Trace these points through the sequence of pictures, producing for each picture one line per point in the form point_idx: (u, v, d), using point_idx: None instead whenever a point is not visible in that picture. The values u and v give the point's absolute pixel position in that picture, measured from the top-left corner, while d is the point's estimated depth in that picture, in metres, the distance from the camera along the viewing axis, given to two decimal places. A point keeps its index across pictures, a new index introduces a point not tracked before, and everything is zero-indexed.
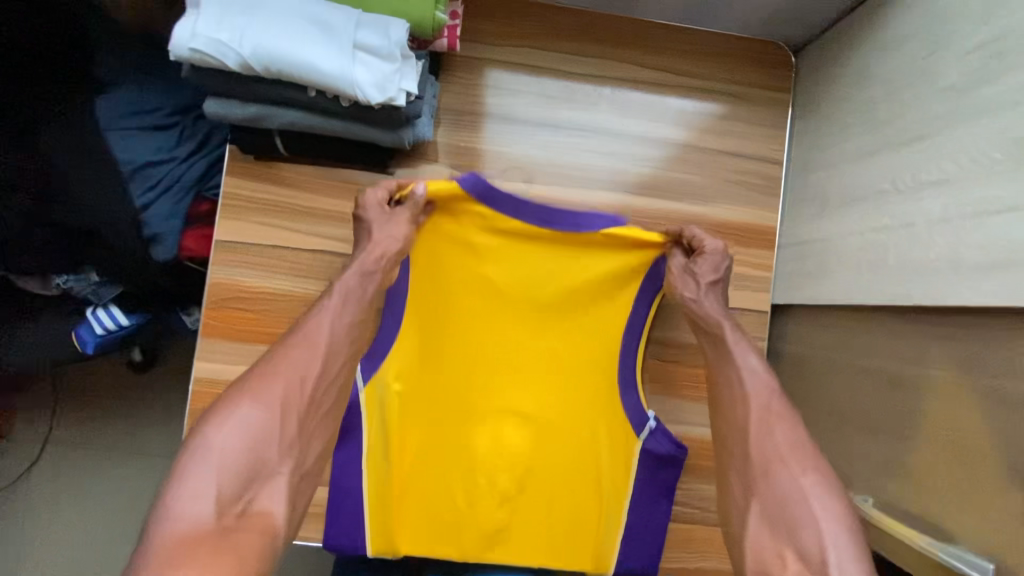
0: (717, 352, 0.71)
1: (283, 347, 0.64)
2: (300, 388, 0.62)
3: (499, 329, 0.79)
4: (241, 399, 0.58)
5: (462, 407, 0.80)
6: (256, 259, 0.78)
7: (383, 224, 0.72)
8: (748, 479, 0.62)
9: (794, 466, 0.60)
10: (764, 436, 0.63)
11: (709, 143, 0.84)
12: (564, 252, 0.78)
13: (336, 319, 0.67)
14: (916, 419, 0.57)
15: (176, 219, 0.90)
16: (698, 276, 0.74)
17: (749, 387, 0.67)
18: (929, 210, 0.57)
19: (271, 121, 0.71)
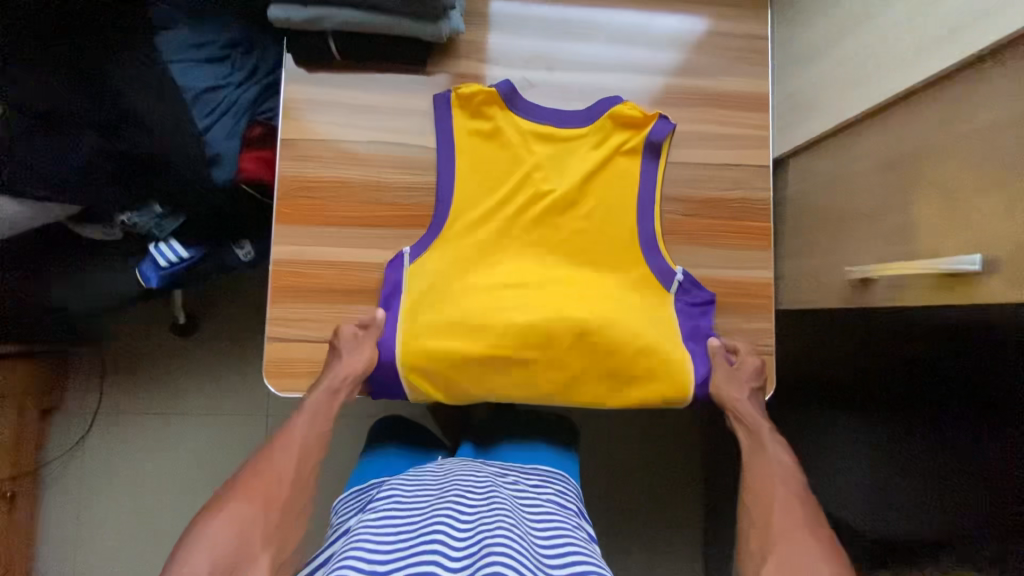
0: (752, 441, 0.83)
1: (266, 454, 0.75)
2: (282, 470, 0.72)
3: (533, 213, 0.89)
4: (236, 495, 0.69)
5: (502, 279, 0.87)
6: (319, 154, 0.88)
7: (352, 351, 0.83)
8: (766, 535, 0.70)
9: (811, 540, 0.68)
10: (784, 514, 0.72)
11: (703, 26, 0.96)
12: (577, 143, 0.92)
13: (307, 431, 0.77)
14: (910, 185, 0.68)
15: (234, 140, 1.00)
16: (745, 381, 0.87)
17: (783, 476, 0.78)
18: (897, 17, 0.69)
19: (328, 20, 0.82)
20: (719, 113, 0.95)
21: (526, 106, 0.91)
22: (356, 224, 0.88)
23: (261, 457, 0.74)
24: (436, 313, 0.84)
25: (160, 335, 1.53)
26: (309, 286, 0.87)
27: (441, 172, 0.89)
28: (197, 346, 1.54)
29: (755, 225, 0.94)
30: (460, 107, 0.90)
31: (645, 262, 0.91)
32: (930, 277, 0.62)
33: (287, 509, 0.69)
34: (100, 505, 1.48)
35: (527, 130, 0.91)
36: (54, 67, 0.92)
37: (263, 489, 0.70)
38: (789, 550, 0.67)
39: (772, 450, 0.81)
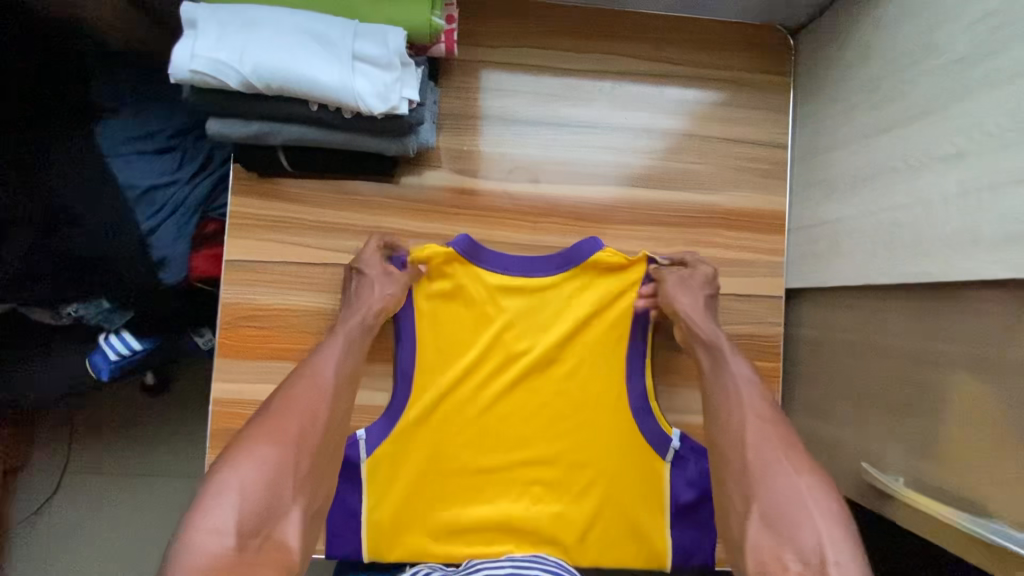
0: (712, 357, 0.73)
1: (290, 385, 0.64)
2: (307, 405, 0.62)
3: (504, 382, 0.80)
4: (251, 437, 0.57)
5: (469, 444, 0.79)
6: (267, 276, 0.78)
7: (381, 282, 0.75)
8: (745, 483, 0.60)
9: (792, 469, 0.59)
10: (759, 453, 0.62)
11: (712, 130, 0.84)
12: (554, 292, 0.81)
13: (341, 360, 0.68)
14: (948, 395, 0.57)
15: (183, 241, 0.89)
16: (696, 287, 0.77)
17: (740, 387, 0.69)
18: (943, 186, 0.57)
19: (273, 137, 0.71)
20: (727, 234, 0.83)
21: (495, 259, 0.79)
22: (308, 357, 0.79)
23: (283, 385, 0.63)
24: (391, 492, 0.78)
25: (99, 412, 1.26)
26: None
27: (404, 338, 0.79)
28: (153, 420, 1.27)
29: (760, 364, 0.82)
30: (419, 268, 0.78)
31: (632, 430, 0.81)
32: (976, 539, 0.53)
33: (317, 461, 0.60)
34: None
35: (498, 286, 0.80)
36: None
37: (298, 418, 0.60)
38: (776, 491, 0.58)
39: (734, 365, 0.71)
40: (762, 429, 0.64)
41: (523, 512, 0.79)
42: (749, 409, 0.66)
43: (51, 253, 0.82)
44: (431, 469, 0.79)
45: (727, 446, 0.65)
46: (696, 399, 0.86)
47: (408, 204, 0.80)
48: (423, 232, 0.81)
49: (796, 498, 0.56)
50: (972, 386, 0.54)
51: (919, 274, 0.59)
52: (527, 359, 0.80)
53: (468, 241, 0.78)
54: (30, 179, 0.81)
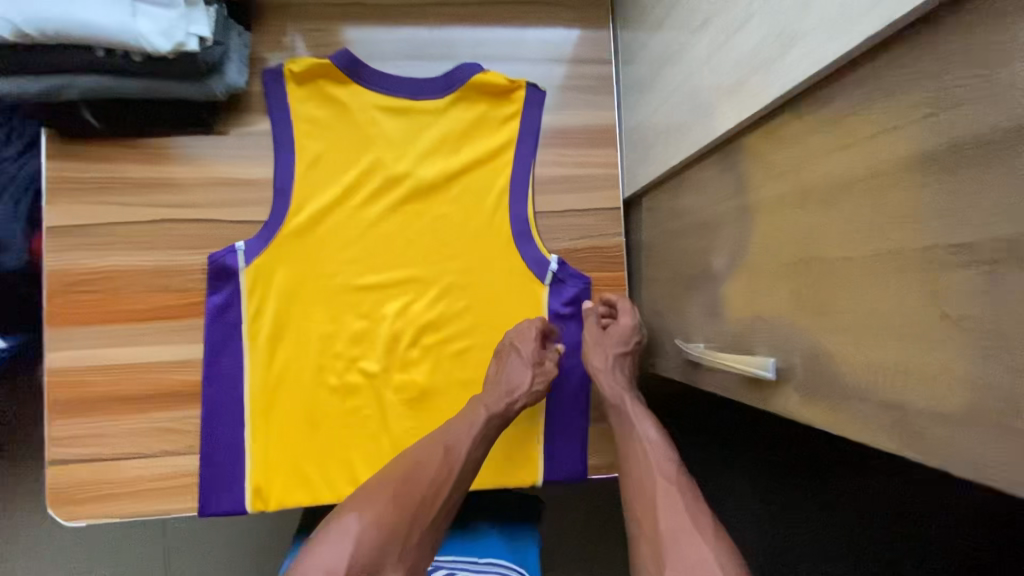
0: (622, 421, 0.72)
1: (421, 453, 0.67)
2: (428, 474, 0.65)
3: (386, 219, 0.81)
4: (377, 491, 0.63)
5: (354, 295, 0.80)
6: (93, 240, 0.76)
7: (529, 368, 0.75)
8: (654, 544, 0.59)
9: (704, 531, 0.58)
10: (667, 502, 0.62)
11: (536, 54, 0.86)
12: (429, 138, 0.82)
13: (472, 447, 0.68)
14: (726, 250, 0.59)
15: (17, 222, 0.84)
16: (609, 347, 0.77)
17: (648, 454, 0.67)
18: (701, 53, 0.59)
19: (67, 91, 0.69)
20: (561, 152, 0.85)
21: (373, 78, 0.81)
22: (147, 316, 0.77)
23: (416, 452, 0.67)
24: (275, 349, 0.78)
25: None
26: (95, 394, 0.75)
27: (280, 154, 0.80)
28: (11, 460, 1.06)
29: (607, 275, 0.84)
30: (297, 85, 0.80)
31: (516, 259, 0.83)
32: (745, 377, 0.54)
33: (425, 516, 0.63)
34: None
35: (380, 108, 0.81)
36: None
37: (425, 474, 0.65)
38: (680, 556, 0.57)
39: (646, 435, 0.69)
40: (671, 496, 0.62)
41: (406, 350, 0.80)
42: (658, 473, 0.65)
43: None
44: (315, 331, 0.78)
45: (640, 477, 0.66)
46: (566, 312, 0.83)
47: (234, 153, 0.80)
48: (254, 179, 0.80)
49: (691, 517, 0.59)
50: (751, 228, 0.54)
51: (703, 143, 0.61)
52: (405, 193, 0.82)
53: (346, 55, 0.79)
54: None
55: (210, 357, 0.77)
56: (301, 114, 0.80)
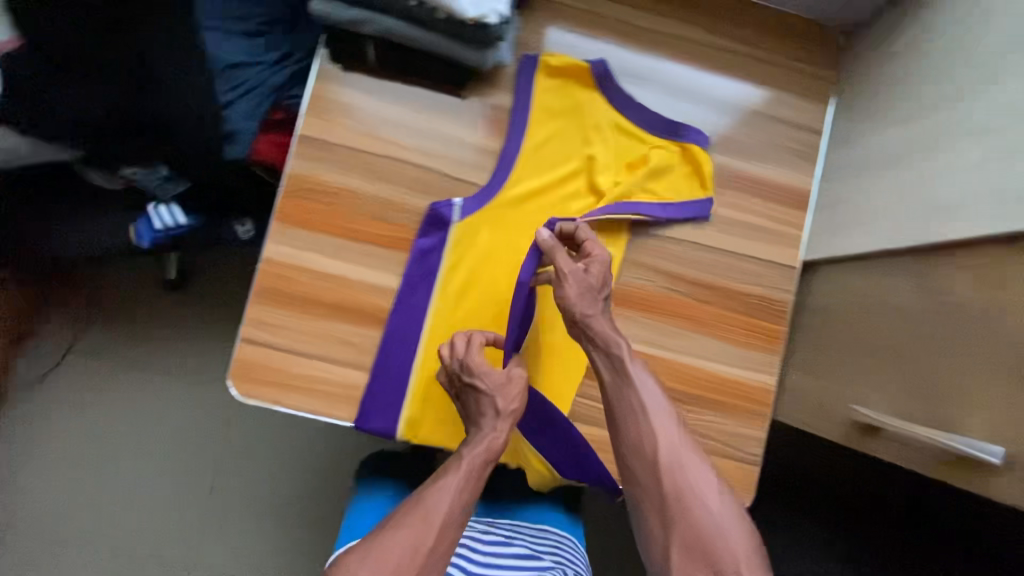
0: (615, 374, 0.73)
1: (401, 518, 0.66)
2: (415, 529, 0.65)
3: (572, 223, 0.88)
4: (378, 541, 0.65)
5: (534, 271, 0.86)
6: (334, 157, 0.84)
7: (500, 392, 0.76)
8: (659, 503, 0.67)
9: (710, 500, 0.66)
10: (676, 471, 0.67)
11: (758, 107, 0.91)
12: (640, 154, 0.89)
13: (456, 496, 0.68)
14: (932, 336, 0.66)
15: (253, 121, 0.95)
16: (597, 293, 0.75)
17: (650, 414, 0.70)
18: (965, 160, 0.66)
19: (368, 26, 0.77)
20: (757, 202, 0.90)
21: (614, 93, 0.88)
22: (360, 238, 0.84)
23: (398, 516, 0.67)
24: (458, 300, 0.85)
25: (148, 294, 1.54)
26: (296, 291, 0.82)
27: (511, 132, 0.86)
28: (182, 305, 1.55)
29: (770, 325, 0.88)
30: (547, 76, 0.88)
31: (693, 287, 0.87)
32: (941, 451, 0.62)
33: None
34: (61, 460, 1.52)
35: (606, 121, 0.89)
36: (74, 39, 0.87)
37: (413, 532, 0.65)
38: (688, 527, 0.66)
39: (643, 386, 0.71)
40: (675, 455, 0.68)
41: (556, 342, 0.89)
42: (660, 436, 0.69)
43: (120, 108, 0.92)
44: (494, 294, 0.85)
45: (640, 431, 0.69)
46: (723, 348, 0.87)
47: (471, 117, 0.87)
48: (482, 146, 0.87)
49: (702, 482, 0.67)
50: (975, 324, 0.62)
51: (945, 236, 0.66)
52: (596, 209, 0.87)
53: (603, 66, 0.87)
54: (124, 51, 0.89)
55: (405, 289, 0.84)
56: (540, 102, 0.87)
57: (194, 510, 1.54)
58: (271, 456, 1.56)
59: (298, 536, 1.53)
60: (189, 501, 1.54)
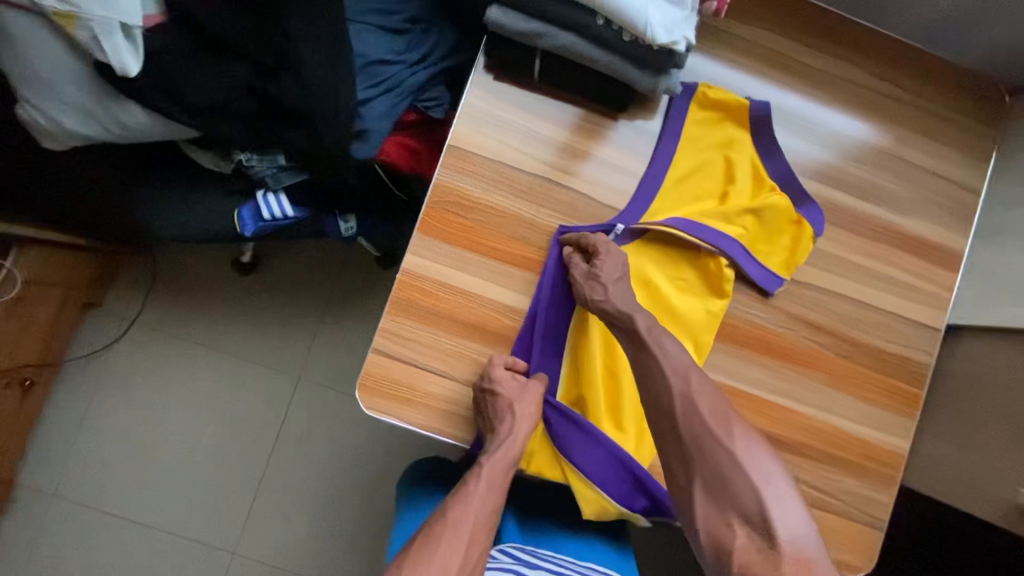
0: (635, 344, 0.71)
1: (433, 532, 0.69)
2: (458, 548, 0.68)
3: (672, 270, 0.83)
4: (419, 563, 0.65)
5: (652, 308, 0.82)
6: (482, 170, 0.81)
7: (522, 399, 0.76)
8: (682, 452, 0.63)
9: (731, 446, 0.61)
10: (688, 419, 0.64)
11: (916, 158, 0.88)
12: (773, 193, 0.83)
13: (482, 509, 0.72)
14: None
15: (388, 121, 0.92)
16: (603, 279, 0.76)
17: (670, 376, 0.67)
18: None
19: (544, 40, 0.74)
20: (906, 258, 0.86)
21: (766, 137, 0.84)
22: (501, 257, 0.81)
23: (430, 527, 0.69)
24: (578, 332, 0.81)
25: (220, 270, 1.52)
26: (432, 306, 0.79)
27: (657, 161, 0.83)
28: (252, 286, 1.52)
29: (907, 388, 0.85)
30: (700, 107, 0.84)
31: (832, 340, 0.85)
32: None
33: None
34: (113, 430, 1.49)
35: (743, 160, 0.83)
36: (220, 22, 0.84)
37: (449, 549, 0.67)
38: (713, 472, 0.60)
39: (664, 352, 0.69)
40: (690, 405, 0.64)
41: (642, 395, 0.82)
42: (677, 391, 0.66)
43: (259, 95, 0.90)
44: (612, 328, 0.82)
45: (661, 394, 0.67)
46: (858, 406, 0.85)
47: (622, 142, 0.83)
48: (631, 172, 0.83)
49: (730, 431, 0.62)
50: None
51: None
52: (702, 259, 0.82)
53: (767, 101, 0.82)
54: (269, 37, 0.86)
55: (533, 315, 0.81)
56: (685, 132, 0.83)
57: (242, 497, 1.51)
58: (326, 449, 1.53)
59: (345, 533, 1.51)
60: (238, 488, 1.51)
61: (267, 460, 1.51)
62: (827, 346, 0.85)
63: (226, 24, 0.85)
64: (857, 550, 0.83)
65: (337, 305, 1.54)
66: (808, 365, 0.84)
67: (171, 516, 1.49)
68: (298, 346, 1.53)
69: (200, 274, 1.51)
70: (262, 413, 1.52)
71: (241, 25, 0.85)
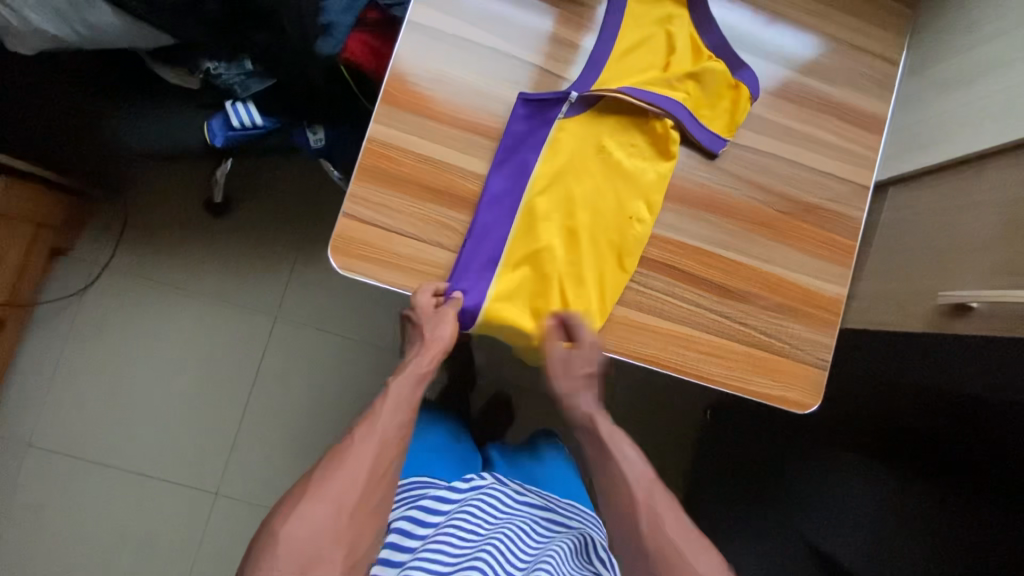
0: (599, 447, 0.82)
1: (346, 445, 0.71)
2: (361, 458, 0.70)
3: (624, 136, 0.88)
4: (321, 478, 0.68)
5: (604, 174, 0.87)
6: (441, 46, 0.86)
7: (437, 322, 0.82)
8: (636, 539, 0.73)
9: (680, 533, 0.72)
10: (649, 520, 0.73)
11: (841, 32, 0.95)
12: (710, 60, 0.90)
13: (393, 420, 0.75)
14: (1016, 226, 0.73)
15: (349, 16, 0.98)
16: (576, 364, 0.84)
17: (630, 464, 0.79)
18: None
19: None
20: (836, 122, 0.94)
21: (702, 12, 0.91)
22: (462, 126, 0.86)
23: (342, 443, 0.71)
24: (537, 195, 0.86)
25: (191, 213, 1.53)
26: (398, 173, 0.84)
27: (604, 33, 0.88)
28: (224, 227, 1.54)
29: (842, 240, 0.93)
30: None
31: (773, 198, 0.92)
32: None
33: (361, 509, 0.68)
34: (87, 375, 1.48)
35: (682, 33, 0.90)
36: None
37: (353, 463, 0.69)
38: (663, 537, 0.72)
39: (627, 458, 0.79)
40: (652, 502, 0.75)
41: (606, 251, 0.86)
42: (636, 483, 0.77)
43: None
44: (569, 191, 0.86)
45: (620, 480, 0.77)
46: (798, 258, 0.92)
47: (569, 19, 0.89)
48: (579, 46, 0.89)
49: (678, 522, 0.73)
50: None
51: (1014, 137, 0.74)
52: (649, 122, 0.87)
53: None
54: None
55: (493, 177, 0.85)
56: (628, 8, 0.90)
57: (223, 439, 1.51)
58: (305, 387, 1.54)
59: None
60: (218, 430, 1.51)
61: (246, 398, 1.52)
62: (770, 204, 0.92)
63: None
64: (805, 390, 0.90)
65: (310, 244, 1.56)
66: (753, 222, 0.91)
67: (153, 460, 1.48)
68: (273, 286, 1.55)
69: (171, 217, 1.53)
70: (240, 352, 1.53)
71: None
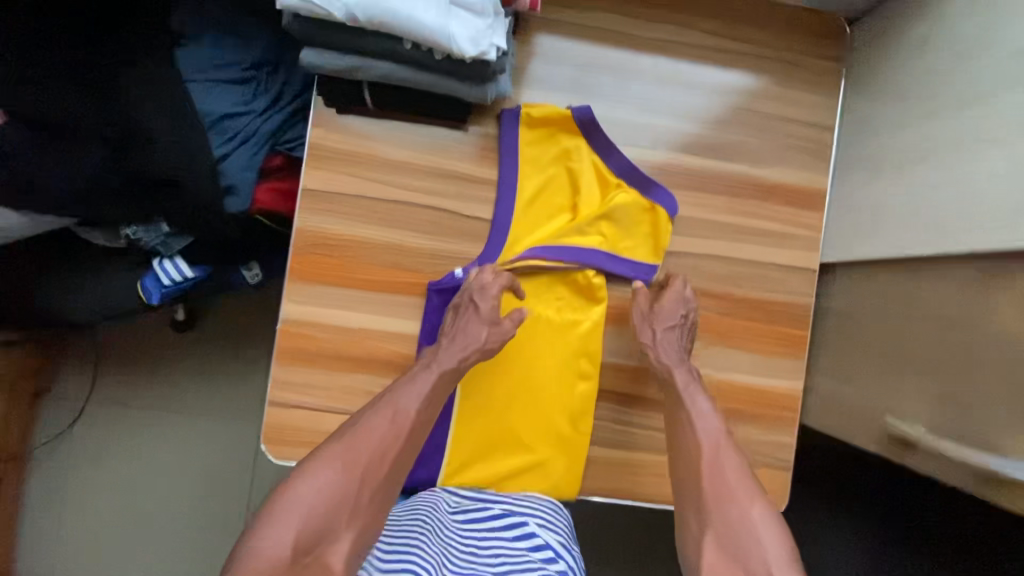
0: (671, 401, 0.79)
1: (373, 413, 0.71)
2: (378, 438, 0.69)
3: (549, 295, 0.85)
4: (331, 450, 0.68)
5: (538, 339, 0.84)
6: (340, 208, 0.82)
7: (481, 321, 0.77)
8: (700, 514, 0.70)
9: (745, 505, 0.68)
10: (713, 488, 0.70)
11: (766, 107, 0.88)
12: (616, 191, 0.85)
13: (425, 392, 0.73)
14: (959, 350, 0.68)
15: (252, 171, 0.93)
16: (659, 320, 0.81)
17: (697, 421, 0.76)
18: (990, 164, 0.65)
19: (364, 72, 0.75)
20: (771, 207, 0.88)
21: (600, 138, 0.85)
22: (375, 287, 0.83)
23: (362, 415, 0.71)
24: (471, 379, 0.83)
25: (158, 332, 1.54)
26: (318, 349, 0.82)
27: (507, 172, 0.84)
28: (193, 340, 1.55)
29: (791, 331, 0.88)
30: (529, 127, 0.84)
31: (713, 301, 0.87)
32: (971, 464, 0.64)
33: (376, 488, 0.67)
34: (91, 505, 1.53)
35: (583, 167, 0.85)
36: (65, 115, 0.85)
37: (375, 435, 0.69)
38: (721, 516, 0.68)
39: (699, 413, 0.77)
40: (714, 467, 0.72)
41: (557, 418, 0.84)
42: (704, 443, 0.74)
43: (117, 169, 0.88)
44: (504, 369, 0.83)
45: (687, 442, 0.75)
46: (746, 359, 0.88)
47: (469, 151, 0.84)
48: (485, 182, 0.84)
49: (740, 488, 0.70)
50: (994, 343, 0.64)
51: (952, 249, 0.68)
52: (571, 276, 0.84)
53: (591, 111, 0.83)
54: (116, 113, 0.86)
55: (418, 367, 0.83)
56: (523, 152, 0.84)
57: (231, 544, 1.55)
58: None
59: None
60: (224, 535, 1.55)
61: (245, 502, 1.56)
62: (710, 308, 0.87)
63: (77, 112, 0.85)
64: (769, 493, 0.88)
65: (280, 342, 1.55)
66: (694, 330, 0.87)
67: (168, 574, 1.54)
68: (250, 389, 1.56)
69: (141, 339, 1.54)
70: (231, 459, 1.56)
71: (89, 108, 0.86)
